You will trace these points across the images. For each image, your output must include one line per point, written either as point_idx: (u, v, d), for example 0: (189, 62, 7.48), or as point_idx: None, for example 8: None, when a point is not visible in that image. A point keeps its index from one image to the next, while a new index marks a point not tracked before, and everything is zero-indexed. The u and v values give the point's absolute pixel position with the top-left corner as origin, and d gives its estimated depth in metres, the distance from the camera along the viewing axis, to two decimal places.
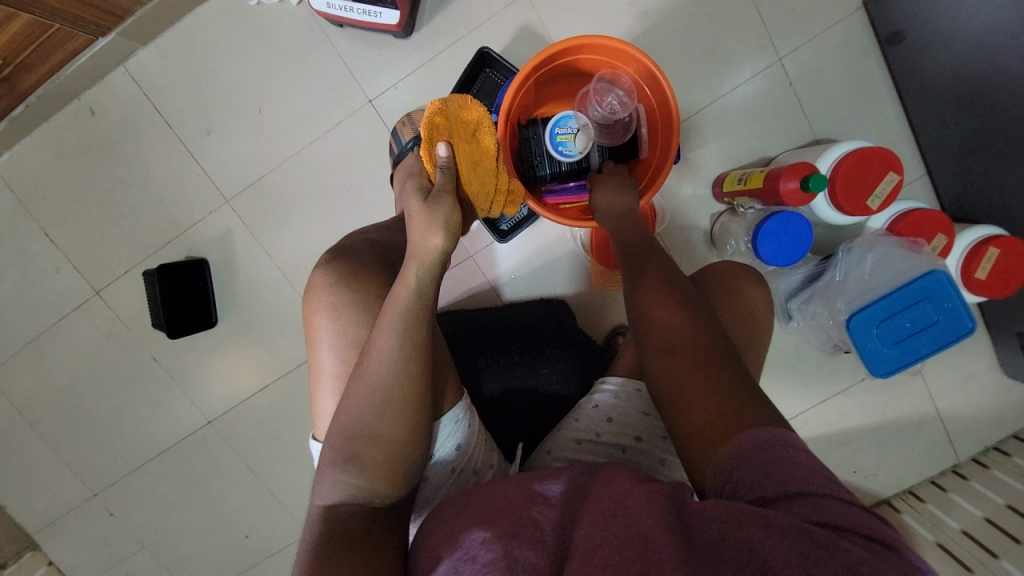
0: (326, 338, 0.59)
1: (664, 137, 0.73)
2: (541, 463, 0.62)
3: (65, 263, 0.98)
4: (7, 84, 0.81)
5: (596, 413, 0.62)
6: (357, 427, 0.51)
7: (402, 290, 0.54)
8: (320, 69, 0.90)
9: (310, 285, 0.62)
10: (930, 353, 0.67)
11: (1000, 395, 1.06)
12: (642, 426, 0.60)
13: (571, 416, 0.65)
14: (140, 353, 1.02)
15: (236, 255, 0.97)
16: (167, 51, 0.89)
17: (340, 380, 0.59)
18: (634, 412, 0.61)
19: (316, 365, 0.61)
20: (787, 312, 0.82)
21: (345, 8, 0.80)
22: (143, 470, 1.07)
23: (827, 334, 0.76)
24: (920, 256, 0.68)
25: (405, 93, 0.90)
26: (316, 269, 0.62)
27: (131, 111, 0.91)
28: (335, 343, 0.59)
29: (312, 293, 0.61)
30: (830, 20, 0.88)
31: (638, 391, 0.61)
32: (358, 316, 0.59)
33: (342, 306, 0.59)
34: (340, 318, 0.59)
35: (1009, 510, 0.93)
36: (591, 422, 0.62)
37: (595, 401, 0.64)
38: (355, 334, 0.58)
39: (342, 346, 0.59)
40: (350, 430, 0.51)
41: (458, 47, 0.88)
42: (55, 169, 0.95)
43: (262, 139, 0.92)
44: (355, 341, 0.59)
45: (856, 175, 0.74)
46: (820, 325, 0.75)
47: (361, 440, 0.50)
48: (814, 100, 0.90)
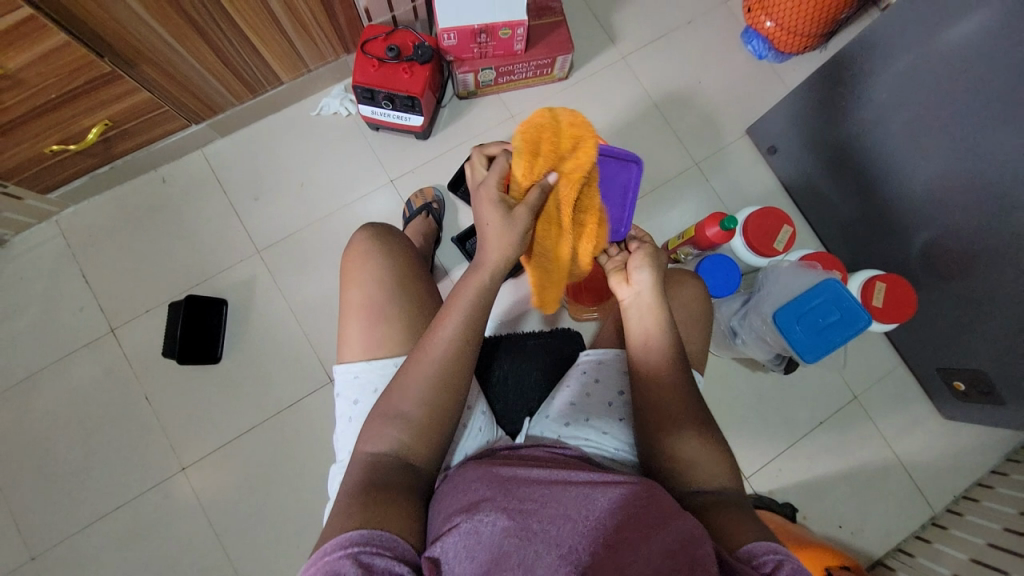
0: (356, 275, 0.74)
1: None
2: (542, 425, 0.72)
3: (91, 301, 1.08)
4: (108, 145, 1.01)
5: (581, 376, 0.75)
6: (407, 387, 0.61)
7: (466, 292, 0.65)
8: (356, 156, 1.17)
9: (352, 247, 0.77)
10: (845, 342, 0.82)
11: (949, 440, 1.15)
12: (621, 380, 0.73)
13: (562, 385, 0.76)
14: (135, 391, 1.05)
15: (255, 298, 1.10)
16: (237, 141, 1.16)
17: (361, 310, 0.72)
18: (615, 372, 0.74)
19: (345, 300, 0.74)
20: (731, 331, 0.99)
21: (384, 114, 1.10)
22: (96, 526, 1.00)
23: (767, 343, 0.92)
24: (813, 273, 0.88)
25: (421, 176, 1.17)
26: (357, 232, 0.79)
27: (195, 182, 1.14)
28: (363, 286, 0.73)
29: (351, 252, 0.77)
30: (727, 141, 1.25)
31: (617, 355, 0.75)
32: (382, 264, 0.75)
33: (373, 256, 0.75)
34: (369, 270, 0.74)
35: (990, 548, 0.91)
36: (581, 383, 0.74)
37: (582, 367, 0.76)
38: (379, 274, 0.74)
39: (364, 288, 0.73)
40: (403, 393, 0.60)
41: (464, 146, 1.19)
42: (112, 222, 1.11)
43: (299, 204, 1.15)
44: (378, 278, 0.74)
45: (761, 227, 0.98)
46: (758, 333, 0.92)
47: (408, 398, 0.60)
48: (725, 192, 1.22)
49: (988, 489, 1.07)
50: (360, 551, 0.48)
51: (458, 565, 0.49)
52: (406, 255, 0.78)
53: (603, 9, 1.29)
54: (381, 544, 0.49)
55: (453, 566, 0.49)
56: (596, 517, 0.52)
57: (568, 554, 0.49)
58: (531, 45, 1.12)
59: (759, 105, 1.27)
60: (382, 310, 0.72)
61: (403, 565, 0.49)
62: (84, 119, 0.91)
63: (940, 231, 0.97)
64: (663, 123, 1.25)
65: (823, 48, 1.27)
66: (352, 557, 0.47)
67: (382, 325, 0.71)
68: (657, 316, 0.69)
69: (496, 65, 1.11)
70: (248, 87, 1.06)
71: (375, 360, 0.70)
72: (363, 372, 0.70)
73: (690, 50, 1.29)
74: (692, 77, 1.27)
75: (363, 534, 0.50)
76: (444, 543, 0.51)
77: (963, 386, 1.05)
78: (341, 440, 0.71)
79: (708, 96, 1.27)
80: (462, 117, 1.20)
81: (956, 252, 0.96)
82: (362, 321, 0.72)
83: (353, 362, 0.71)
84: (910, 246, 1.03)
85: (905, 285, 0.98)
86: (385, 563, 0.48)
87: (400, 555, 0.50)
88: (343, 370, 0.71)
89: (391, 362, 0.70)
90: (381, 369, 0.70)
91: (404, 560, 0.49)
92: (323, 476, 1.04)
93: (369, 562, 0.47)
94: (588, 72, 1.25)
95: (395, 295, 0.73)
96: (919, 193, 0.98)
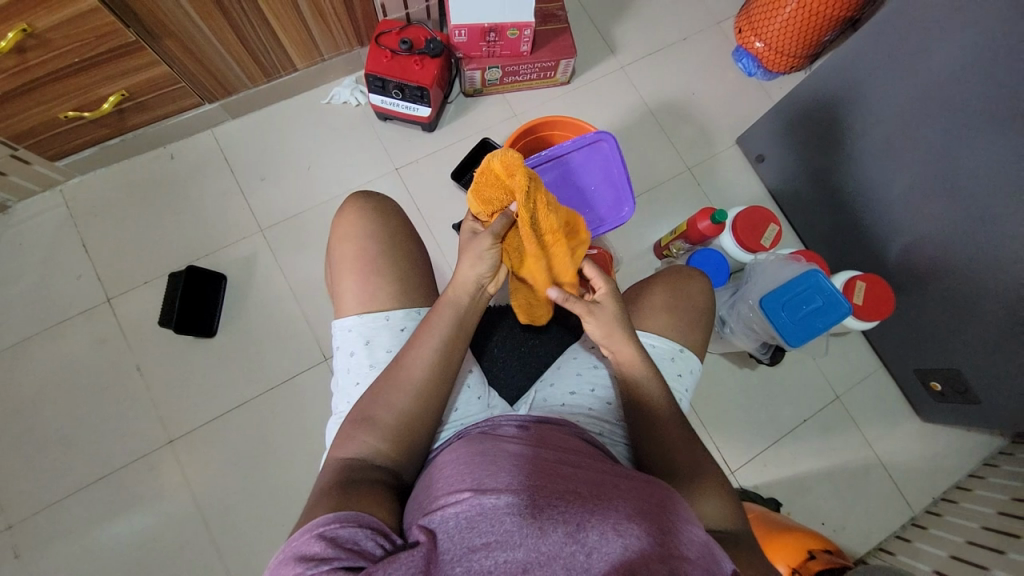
0: (344, 233, 0.77)
1: None
2: (544, 391, 0.73)
3: (89, 271, 1.09)
4: (121, 117, 1.03)
5: (590, 352, 0.77)
6: (386, 395, 0.62)
7: (441, 316, 0.66)
8: (363, 144, 1.21)
9: (343, 210, 0.79)
10: (825, 329, 0.87)
11: (928, 443, 1.18)
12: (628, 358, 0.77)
13: (568, 356, 0.78)
14: (126, 362, 1.05)
15: (256, 274, 1.11)
16: (248, 124, 1.19)
17: (353, 266, 0.74)
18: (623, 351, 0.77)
19: (338, 256, 0.76)
20: (721, 320, 1.03)
21: (393, 104, 1.14)
22: (76, 498, 0.98)
23: (754, 330, 0.96)
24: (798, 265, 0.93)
25: (425, 166, 1.21)
26: (347, 199, 0.80)
27: (203, 160, 1.16)
28: (353, 245, 0.76)
29: (341, 211, 0.79)
30: (718, 149, 1.32)
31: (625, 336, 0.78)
32: (369, 225, 0.77)
33: (361, 216, 0.77)
34: (358, 229, 0.76)
35: (968, 545, 0.91)
36: (588, 358, 0.76)
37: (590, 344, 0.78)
38: (366, 232, 0.76)
39: (354, 244, 0.75)
40: (382, 398, 0.62)
41: (468, 141, 1.23)
42: (116, 195, 1.13)
43: (304, 186, 1.17)
44: (365, 235, 0.76)
45: (751, 224, 1.03)
46: (747, 320, 0.96)
47: (386, 404, 0.62)
48: (716, 197, 1.28)
49: (966, 490, 1.09)
50: (323, 529, 0.49)
51: (457, 534, 0.49)
52: (392, 217, 0.79)
53: (606, 21, 1.37)
54: (343, 517, 0.50)
55: (453, 535, 0.49)
56: (602, 501, 0.51)
57: (572, 535, 0.48)
58: (536, 48, 1.18)
59: (750, 116, 1.34)
60: (373, 264, 0.74)
61: (368, 532, 0.49)
62: (102, 87, 0.94)
63: (917, 236, 1.02)
64: (658, 130, 1.31)
65: (810, 67, 1.35)
66: (316, 535, 0.48)
67: (375, 279, 0.74)
68: (630, 364, 0.68)
69: (502, 65, 1.17)
70: (264, 70, 1.10)
71: (368, 313, 0.73)
72: (356, 325, 0.72)
73: (686, 63, 1.36)
74: (687, 88, 1.35)
75: (325, 515, 0.50)
76: (446, 512, 0.50)
77: (940, 387, 1.09)
78: (339, 393, 0.72)
79: (702, 107, 1.34)
80: (468, 113, 1.25)
81: (932, 256, 1.01)
82: (355, 276, 0.74)
83: (347, 316, 0.73)
84: (889, 251, 1.08)
85: (883, 284, 1.02)
86: (350, 533, 0.49)
87: (365, 523, 0.50)
88: (338, 326, 0.74)
89: (383, 315, 0.72)
90: (373, 323, 0.72)
91: (368, 526, 0.50)
92: (312, 454, 1.03)
93: (333, 535, 0.48)
94: (589, 78, 1.32)
95: (387, 250, 0.76)
96: (895, 200, 1.03)
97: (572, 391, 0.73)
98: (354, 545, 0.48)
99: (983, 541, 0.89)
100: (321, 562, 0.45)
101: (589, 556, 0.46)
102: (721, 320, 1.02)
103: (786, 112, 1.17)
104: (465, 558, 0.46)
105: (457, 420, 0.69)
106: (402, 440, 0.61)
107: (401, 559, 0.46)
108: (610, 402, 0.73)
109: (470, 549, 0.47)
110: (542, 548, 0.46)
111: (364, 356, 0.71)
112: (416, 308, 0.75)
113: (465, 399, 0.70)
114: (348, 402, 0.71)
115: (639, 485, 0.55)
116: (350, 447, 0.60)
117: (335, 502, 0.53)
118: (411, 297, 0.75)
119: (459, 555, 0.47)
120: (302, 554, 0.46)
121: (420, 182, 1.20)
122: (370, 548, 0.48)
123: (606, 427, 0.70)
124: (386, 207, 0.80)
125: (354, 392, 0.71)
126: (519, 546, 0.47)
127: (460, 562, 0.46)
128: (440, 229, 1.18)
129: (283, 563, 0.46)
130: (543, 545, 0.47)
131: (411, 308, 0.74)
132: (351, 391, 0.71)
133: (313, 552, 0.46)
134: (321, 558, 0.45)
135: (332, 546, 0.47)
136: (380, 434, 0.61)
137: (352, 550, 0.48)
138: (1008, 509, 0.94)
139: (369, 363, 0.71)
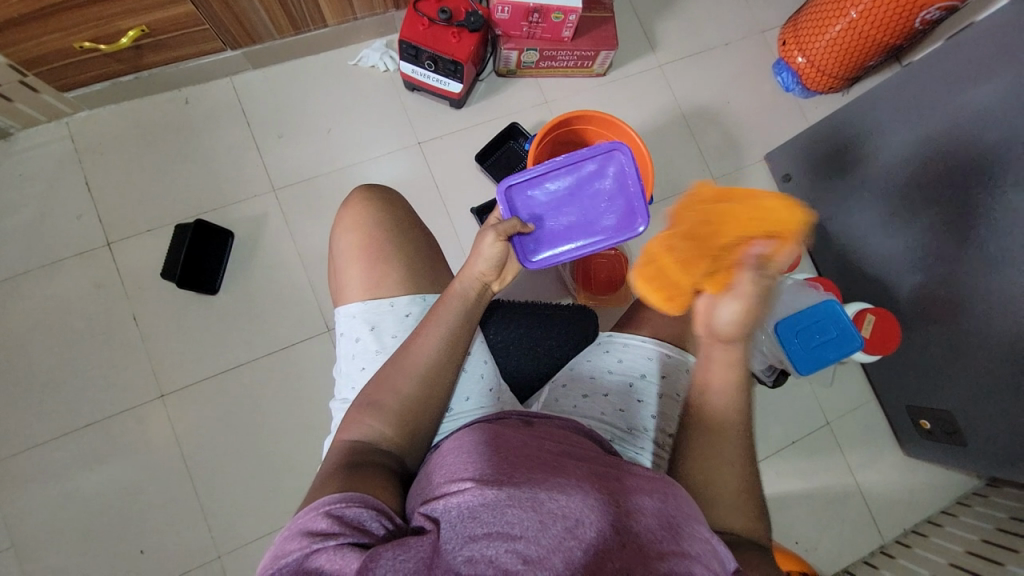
0: (347, 220, 0.74)
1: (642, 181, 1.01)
2: (555, 392, 0.73)
3: (90, 211, 1.05)
4: (138, 53, 0.98)
5: (607, 357, 0.75)
6: (390, 379, 0.61)
7: (450, 305, 0.65)
8: (386, 112, 1.16)
9: (348, 196, 0.76)
10: (837, 358, 0.91)
11: (906, 476, 1.20)
12: (646, 366, 0.74)
13: (582, 359, 0.77)
14: (122, 310, 1.02)
15: (263, 235, 1.08)
16: (269, 76, 1.14)
17: (359, 252, 0.72)
18: (641, 358, 0.75)
19: (341, 244, 0.74)
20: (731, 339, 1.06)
21: (424, 75, 1.09)
22: (62, 441, 0.97)
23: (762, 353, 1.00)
24: (815, 292, 0.95)
25: (447, 143, 1.17)
26: (356, 189, 0.77)
27: (219, 109, 1.11)
28: (359, 231, 0.73)
29: (346, 201, 0.76)
30: (745, 163, 1.30)
31: (646, 342, 0.75)
32: (375, 212, 0.74)
33: (369, 204, 0.75)
34: (362, 216, 0.74)
35: None
36: (601, 364, 0.75)
37: (607, 348, 0.77)
38: (372, 220, 0.74)
39: (357, 232, 0.73)
40: (387, 382, 0.61)
41: (495, 123, 1.19)
42: (124, 135, 1.08)
43: (321, 150, 1.13)
44: (370, 222, 0.74)
45: None
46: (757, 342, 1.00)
47: (394, 389, 0.61)
48: None
49: (937, 526, 1.12)
50: (329, 507, 0.47)
51: (460, 525, 0.45)
52: (400, 206, 0.77)
53: (649, 15, 1.32)
54: (349, 497, 0.48)
55: (453, 526, 0.45)
56: (605, 496, 0.48)
57: (572, 529, 0.45)
58: (577, 35, 1.14)
59: (782, 134, 1.32)
60: (379, 249, 0.72)
61: (374, 513, 0.48)
62: (122, 21, 0.88)
63: (931, 276, 1.02)
64: (688, 136, 1.29)
65: (848, 91, 1.33)
66: (322, 513, 0.46)
67: (381, 264, 0.72)
68: (722, 375, 0.59)
69: (541, 48, 1.12)
70: (293, 23, 1.05)
71: (372, 299, 0.71)
72: (360, 312, 0.71)
73: (726, 70, 1.33)
74: (723, 96, 1.32)
75: (331, 494, 0.49)
76: (447, 501, 0.47)
77: (928, 425, 1.10)
78: (344, 380, 0.71)
79: (735, 118, 1.31)
80: (498, 94, 1.21)
81: (944, 297, 1.01)
82: (372, 256, 0.72)
83: (351, 303, 0.72)
84: (900, 287, 1.08)
85: (890, 319, 1.02)
86: (356, 513, 0.47)
87: (370, 504, 0.48)
88: (341, 313, 0.72)
89: (387, 302, 0.70)
90: (377, 309, 0.70)
91: (374, 507, 0.48)
92: (302, 422, 1.02)
93: (339, 513, 0.47)
94: (625, 73, 1.28)
95: (392, 235, 0.73)
96: (916, 237, 1.03)
97: (584, 395, 0.72)
98: (359, 525, 0.46)
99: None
100: (327, 538, 0.44)
101: (590, 552, 0.44)
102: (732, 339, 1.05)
103: (821, 134, 1.15)
104: (466, 548, 0.43)
105: (467, 411, 0.69)
106: (408, 428, 0.60)
107: (409, 543, 0.43)
108: (623, 408, 0.71)
109: (471, 539, 0.44)
110: (543, 542, 0.44)
111: (370, 341, 0.69)
112: (421, 293, 0.72)
113: (474, 389, 0.70)
114: (353, 388, 0.70)
115: (646, 480, 0.52)
116: (357, 425, 0.59)
117: (340, 481, 0.51)
118: (417, 282, 0.72)
119: (460, 544, 0.44)
120: (308, 529, 0.45)
121: (442, 159, 1.17)
122: (375, 529, 0.47)
123: (616, 436, 0.69)
124: (393, 197, 0.77)
125: (359, 377, 0.70)
126: (521, 538, 0.44)
127: (461, 552, 0.43)
128: (457, 210, 1.15)
129: (287, 538, 0.45)
130: (544, 539, 0.44)
131: (416, 294, 0.72)
132: (357, 377, 0.70)
133: (319, 529, 0.45)
134: (328, 535, 0.44)
135: (338, 524, 0.45)
136: (389, 415, 0.59)
137: (358, 529, 0.46)
138: (978, 549, 0.97)
139: (376, 348, 0.69)
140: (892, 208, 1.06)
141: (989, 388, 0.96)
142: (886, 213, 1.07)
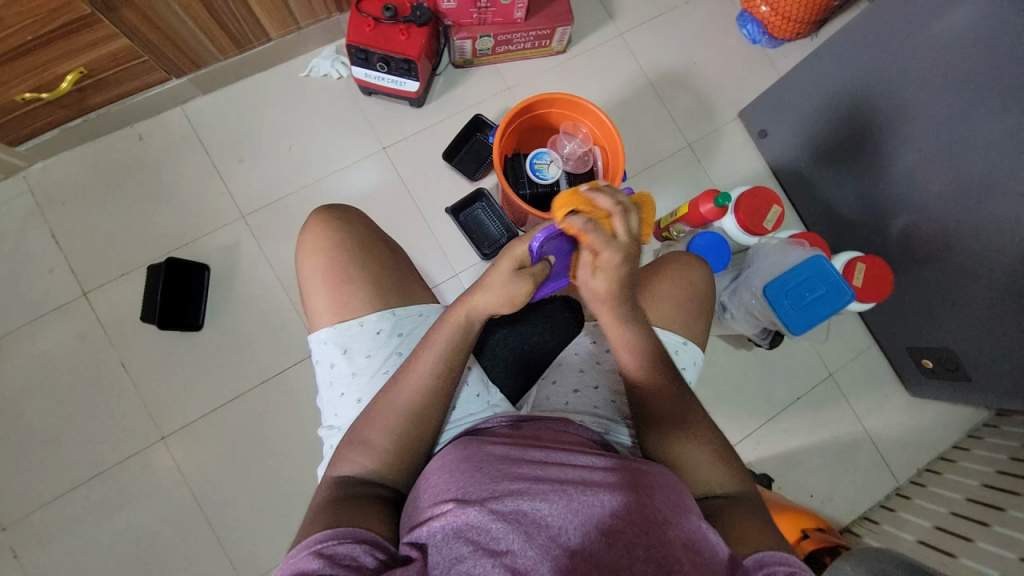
0: (308, 244, 0.72)
1: (613, 159, 0.99)
2: (547, 391, 0.73)
3: (61, 263, 1.03)
4: (80, 97, 0.95)
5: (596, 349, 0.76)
6: (380, 418, 0.59)
7: (445, 333, 0.62)
8: (346, 121, 1.13)
9: (306, 220, 0.74)
10: (830, 314, 0.90)
11: (915, 416, 1.20)
12: None
13: (571, 353, 0.76)
14: (109, 357, 1.01)
15: (240, 263, 1.06)
16: (221, 100, 1.10)
17: (324, 276, 0.71)
18: None
19: (304, 270, 0.72)
20: (721, 306, 1.06)
21: (378, 78, 1.06)
22: (70, 496, 0.97)
23: (753, 317, 1.00)
24: (801, 249, 0.94)
25: (412, 144, 1.14)
26: (313, 212, 0.75)
27: (176, 142, 1.08)
28: (322, 254, 0.71)
29: (305, 225, 0.74)
30: (720, 123, 1.26)
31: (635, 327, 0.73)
32: (336, 232, 0.72)
33: (329, 229, 0.73)
34: (323, 239, 0.72)
35: (952, 515, 0.94)
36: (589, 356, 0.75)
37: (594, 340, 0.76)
38: (333, 242, 0.72)
39: (320, 255, 0.71)
40: (375, 420, 0.59)
41: (459, 117, 1.16)
42: (84, 181, 1.05)
43: (286, 168, 1.10)
44: (331, 245, 0.72)
45: (752, 207, 1.01)
46: (747, 308, 0.99)
47: (378, 423, 0.59)
48: (716, 172, 1.24)
49: (950, 462, 1.12)
50: (321, 545, 0.47)
51: (446, 548, 0.45)
52: (359, 224, 0.75)
53: None
54: (340, 533, 0.48)
55: (440, 549, 0.46)
56: (589, 497, 0.47)
57: (557, 537, 0.45)
58: (531, 14, 1.09)
59: (753, 88, 1.28)
60: (343, 272, 0.71)
61: (367, 547, 0.48)
62: (58, 66, 0.85)
63: (918, 215, 0.99)
64: (658, 103, 1.25)
65: (815, 35, 1.29)
66: (314, 552, 0.46)
67: (349, 286, 0.70)
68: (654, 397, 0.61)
69: (494, 33, 1.08)
70: (235, 42, 1.01)
71: (341, 323, 0.70)
72: (331, 337, 0.69)
73: (688, 29, 1.29)
74: (689, 56, 1.28)
75: (322, 532, 0.49)
76: (431, 526, 0.47)
77: (931, 364, 1.09)
78: (327, 407, 0.71)
79: (704, 77, 1.28)
80: (458, 86, 1.17)
81: (932, 235, 0.98)
82: (336, 280, 0.70)
83: (322, 327, 0.70)
84: (889, 230, 1.05)
85: (881, 265, 1.00)
86: (348, 549, 0.47)
87: (363, 539, 0.49)
88: (313, 341, 0.71)
89: (356, 323, 0.69)
90: (347, 332, 0.69)
91: (366, 541, 0.48)
92: (303, 444, 1.02)
93: (332, 552, 0.47)
94: (585, 47, 1.24)
95: (355, 253, 0.72)
96: (899, 176, 1.00)
97: (575, 389, 0.72)
98: (353, 561, 0.46)
99: (970, 513, 0.92)
100: None
101: (576, 557, 0.44)
102: (723, 306, 1.04)
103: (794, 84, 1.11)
104: (454, 568, 0.44)
105: (457, 420, 0.68)
106: (399, 456, 0.58)
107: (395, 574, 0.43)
108: (614, 399, 0.71)
109: (458, 560, 0.44)
110: (530, 554, 0.44)
111: (345, 366, 0.69)
112: (391, 308, 0.71)
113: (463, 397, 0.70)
114: (337, 415, 0.69)
115: (633, 474, 0.51)
116: (345, 461, 0.58)
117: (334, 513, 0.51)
118: (387, 299, 0.71)
119: (448, 567, 0.44)
120: (300, 570, 0.45)
121: (409, 161, 1.14)
122: (368, 562, 0.47)
123: (611, 425, 0.68)
124: (351, 215, 0.75)
125: (341, 403, 0.69)
126: (508, 552, 0.44)
127: None
128: (431, 212, 1.12)
129: None
130: (531, 551, 0.44)
131: (385, 310, 0.70)
132: (339, 403, 0.69)
133: (312, 568, 0.45)
134: None
135: (330, 564, 0.45)
136: (376, 453, 0.58)
137: (351, 566, 0.46)
138: (992, 482, 0.97)
139: (352, 372, 0.69)
140: (871, 150, 1.03)
141: (988, 320, 0.95)
142: (866, 156, 1.05)
